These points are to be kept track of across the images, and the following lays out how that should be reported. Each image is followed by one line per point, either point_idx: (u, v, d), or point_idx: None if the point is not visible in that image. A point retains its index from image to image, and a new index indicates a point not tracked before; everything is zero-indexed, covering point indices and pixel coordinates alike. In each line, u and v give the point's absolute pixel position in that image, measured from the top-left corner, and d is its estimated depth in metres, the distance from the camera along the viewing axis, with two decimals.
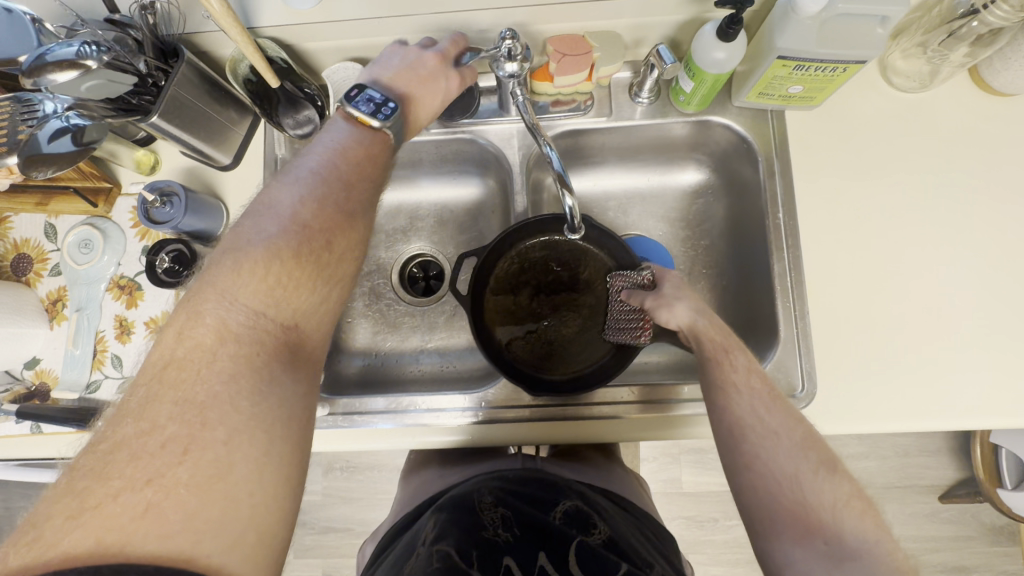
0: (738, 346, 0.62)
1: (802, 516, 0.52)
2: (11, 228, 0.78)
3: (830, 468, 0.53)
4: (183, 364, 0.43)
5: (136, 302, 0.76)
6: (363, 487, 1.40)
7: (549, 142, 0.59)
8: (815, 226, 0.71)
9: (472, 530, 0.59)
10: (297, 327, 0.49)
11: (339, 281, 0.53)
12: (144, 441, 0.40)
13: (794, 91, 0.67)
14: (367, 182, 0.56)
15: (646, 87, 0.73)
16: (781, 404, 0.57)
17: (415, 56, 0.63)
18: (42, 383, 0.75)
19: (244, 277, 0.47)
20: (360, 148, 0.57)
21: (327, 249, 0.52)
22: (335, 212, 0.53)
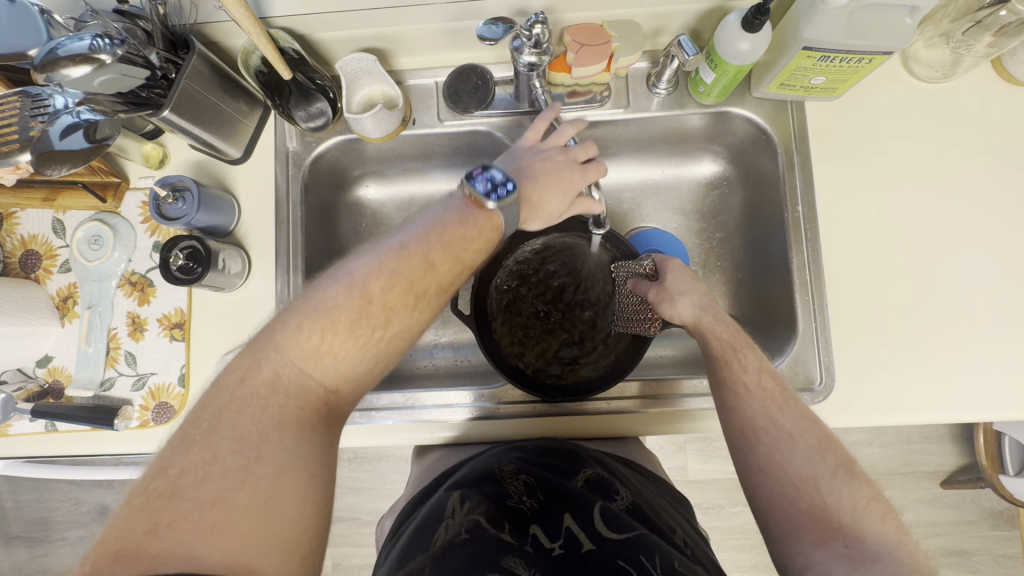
0: (746, 343, 0.61)
1: (823, 518, 0.52)
2: (19, 223, 0.76)
3: (849, 470, 0.54)
4: (241, 406, 0.46)
5: (148, 299, 0.75)
6: (371, 477, 1.41)
7: None
8: (834, 220, 0.71)
9: (496, 498, 0.59)
10: (343, 389, 0.50)
11: (394, 350, 0.53)
12: (206, 467, 0.42)
13: (816, 82, 0.66)
14: (446, 262, 0.54)
15: (664, 78, 0.72)
16: (796, 403, 0.58)
17: (563, 158, 0.64)
18: (55, 381, 0.74)
19: (304, 337, 0.48)
20: (458, 226, 0.55)
21: (385, 324, 0.51)
22: (404, 290, 0.52)
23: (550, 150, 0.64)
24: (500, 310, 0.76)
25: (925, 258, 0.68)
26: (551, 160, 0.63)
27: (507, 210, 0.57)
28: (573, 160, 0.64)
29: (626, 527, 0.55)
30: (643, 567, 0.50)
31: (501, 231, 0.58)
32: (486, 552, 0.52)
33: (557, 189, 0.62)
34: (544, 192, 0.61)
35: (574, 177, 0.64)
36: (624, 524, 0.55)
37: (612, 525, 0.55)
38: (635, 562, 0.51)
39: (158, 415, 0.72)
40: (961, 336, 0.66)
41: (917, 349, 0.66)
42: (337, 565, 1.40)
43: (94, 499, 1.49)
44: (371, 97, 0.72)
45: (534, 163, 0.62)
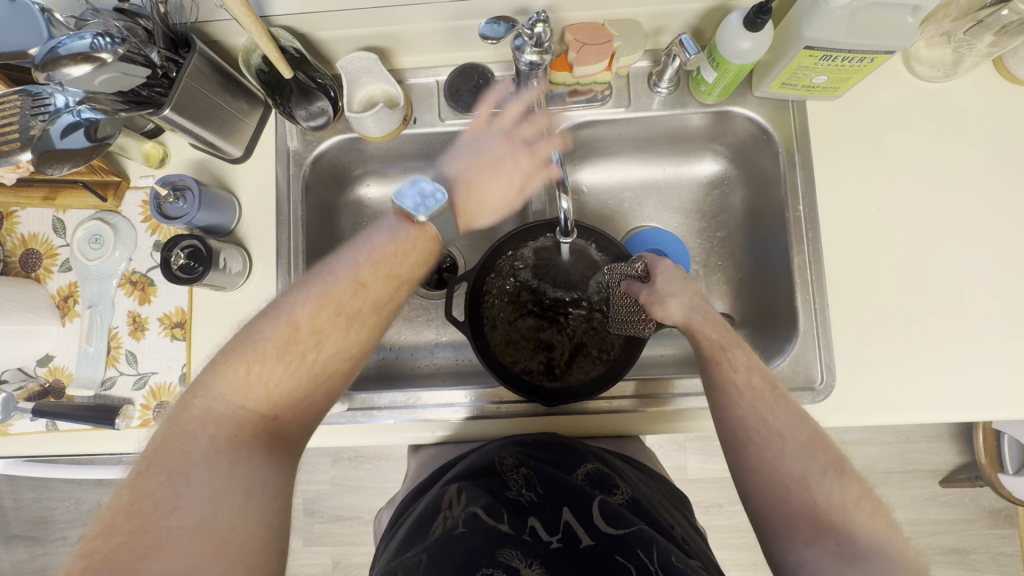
0: (736, 343, 0.61)
1: (813, 517, 0.52)
2: (19, 222, 0.76)
3: (839, 470, 0.54)
4: (176, 441, 0.46)
5: (149, 298, 0.75)
6: (371, 476, 1.41)
7: None
8: (835, 219, 0.71)
9: (496, 489, 0.60)
10: (278, 415, 0.50)
11: (331, 374, 0.53)
12: (139, 502, 0.42)
13: (818, 81, 0.66)
14: (376, 281, 0.55)
15: (666, 77, 0.72)
16: (788, 402, 0.58)
17: (504, 153, 0.69)
18: (56, 381, 0.74)
19: (232, 371, 0.49)
20: (383, 244, 0.57)
21: (317, 347, 0.52)
22: (334, 311, 0.53)
23: (490, 138, 0.70)
24: (492, 314, 0.76)
25: (927, 258, 0.68)
26: (491, 151, 0.69)
27: (438, 220, 0.62)
28: (516, 142, 0.70)
29: (625, 521, 0.55)
30: (641, 562, 0.50)
31: (434, 242, 0.61)
32: (482, 543, 0.52)
33: (495, 192, 0.69)
34: (482, 188, 0.68)
35: (516, 163, 0.69)
36: (624, 520, 0.55)
37: (608, 521, 0.55)
38: (634, 558, 0.50)
39: (159, 414, 0.72)
40: (961, 335, 0.66)
41: (917, 349, 0.67)
42: (337, 563, 1.41)
43: (94, 498, 1.49)
44: (373, 96, 0.72)
45: (472, 158, 0.69)
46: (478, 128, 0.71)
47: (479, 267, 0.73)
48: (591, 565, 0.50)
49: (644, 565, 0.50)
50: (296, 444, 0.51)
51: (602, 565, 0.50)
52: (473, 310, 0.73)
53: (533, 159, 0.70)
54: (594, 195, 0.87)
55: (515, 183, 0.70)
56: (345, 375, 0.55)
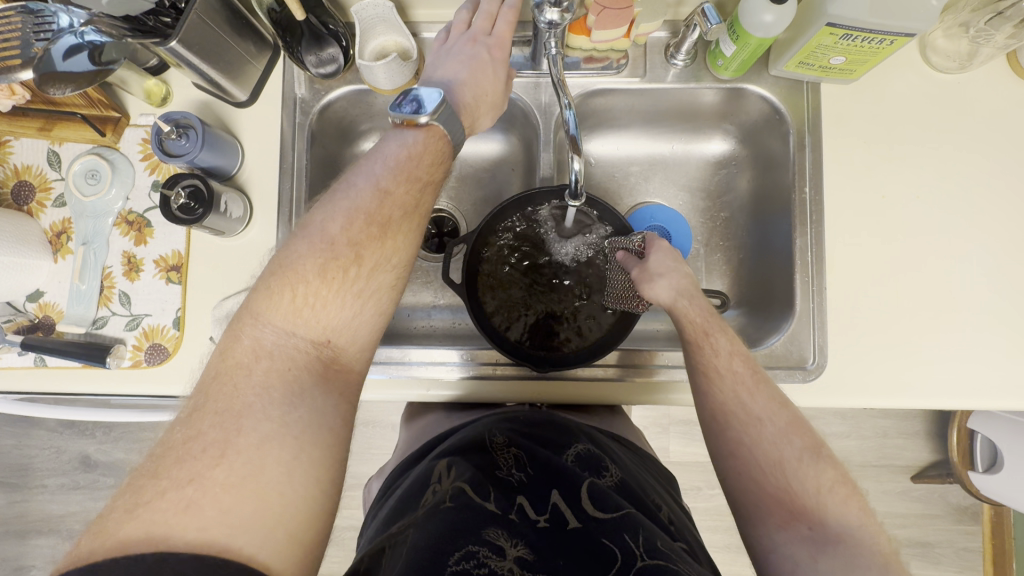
0: (720, 327, 0.61)
1: (786, 501, 0.54)
2: (11, 152, 0.74)
3: (816, 454, 0.55)
4: (225, 378, 0.46)
5: (145, 239, 0.73)
6: (356, 442, 1.42)
7: (570, 104, 0.59)
8: (840, 203, 0.71)
9: (485, 467, 0.59)
10: (330, 339, 0.50)
11: (377, 290, 0.52)
12: (190, 445, 0.43)
13: (835, 62, 0.66)
14: (401, 185, 0.54)
15: (683, 49, 0.71)
16: (767, 386, 0.59)
17: (473, 48, 0.64)
18: (46, 318, 0.73)
19: (278, 298, 0.49)
20: (404, 148, 0.56)
21: (358, 262, 0.51)
22: (367, 222, 0.52)
23: (456, 41, 0.65)
24: (489, 282, 0.74)
25: (926, 248, 0.69)
26: (462, 52, 0.63)
27: (445, 116, 0.57)
28: (482, 37, 0.65)
29: (614, 505, 0.54)
30: (627, 545, 0.50)
31: (447, 139, 0.58)
32: (468, 520, 0.51)
33: (489, 85, 0.63)
34: (473, 90, 0.62)
35: (493, 57, 0.64)
36: (613, 503, 0.54)
37: (597, 505, 0.54)
38: (619, 541, 0.50)
39: (151, 356, 0.71)
40: (952, 326, 0.68)
41: (909, 337, 0.68)
42: None
43: (76, 448, 1.48)
44: (386, 47, 0.70)
45: (451, 64, 0.63)
46: (442, 41, 0.66)
47: (479, 229, 0.70)
48: (579, 550, 0.50)
49: (629, 549, 0.49)
50: (349, 369, 0.51)
51: (587, 548, 0.50)
52: (468, 271, 0.71)
53: (507, 49, 0.66)
54: (601, 167, 0.86)
55: (501, 77, 0.65)
56: (391, 291, 0.53)
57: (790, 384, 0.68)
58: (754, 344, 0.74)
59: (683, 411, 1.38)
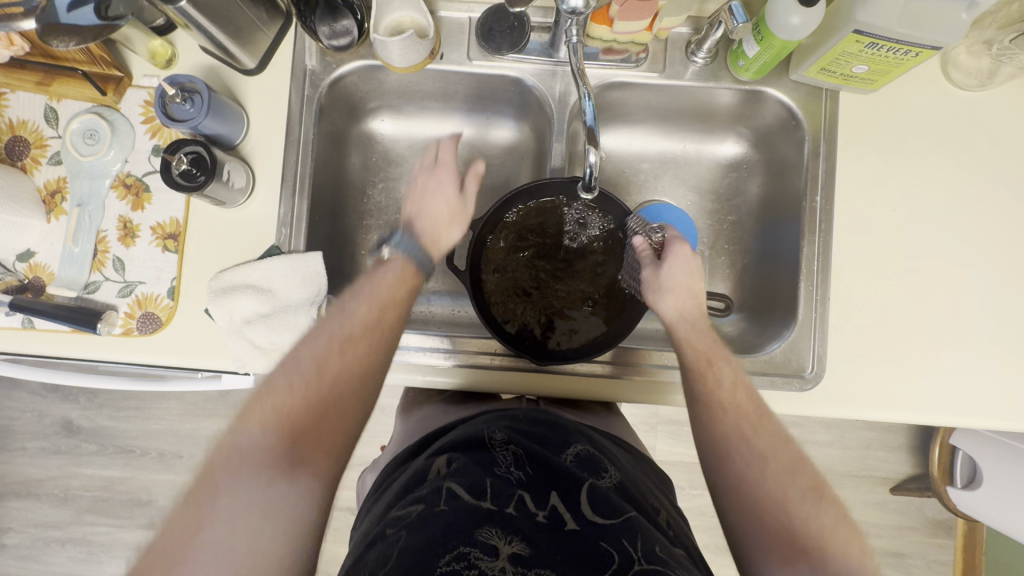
0: (723, 357, 0.62)
1: (788, 539, 0.52)
2: (6, 106, 0.72)
3: (818, 495, 0.55)
4: (199, 478, 0.48)
5: (142, 205, 0.71)
6: None
7: (588, 93, 0.58)
8: (849, 215, 0.71)
9: (484, 463, 0.57)
10: (299, 438, 0.51)
11: (344, 392, 0.55)
12: (160, 544, 0.44)
13: (858, 71, 0.65)
14: (363, 306, 0.59)
15: (705, 46, 0.70)
16: (771, 423, 0.59)
17: (428, 175, 0.71)
18: (36, 279, 0.71)
19: (253, 405, 0.52)
20: (372, 283, 0.62)
21: (323, 371, 0.54)
22: (334, 341, 0.56)
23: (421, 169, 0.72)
24: (494, 270, 0.73)
25: (930, 265, 0.69)
26: (422, 182, 0.71)
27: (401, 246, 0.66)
28: (438, 162, 0.71)
29: (615, 510, 0.54)
30: (625, 550, 0.49)
31: (411, 267, 0.65)
32: (464, 522, 0.50)
33: (445, 209, 0.70)
34: (427, 217, 0.69)
35: (448, 183, 0.71)
36: (613, 507, 0.54)
37: (597, 507, 0.54)
38: (618, 545, 0.50)
39: (143, 325, 0.70)
40: (950, 344, 0.68)
41: (906, 352, 0.68)
42: None
43: (58, 413, 1.47)
44: (401, 23, 0.68)
45: (415, 186, 0.71)
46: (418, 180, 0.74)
47: (487, 216, 0.69)
48: (577, 550, 0.49)
49: (627, 554, 0.49)
50: (318, 466, 0.51)
51: (585, 548, 0.50)
52: (472, 261, 0.71)
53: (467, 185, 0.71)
54: (612, 161, 0.85)
55: (456, 202, 0.71)
56: (359, 394, 0.56)
57: (786, 393, 0.68)
58: (751, 352, 0.74)
59: (672, 411, 1.39)
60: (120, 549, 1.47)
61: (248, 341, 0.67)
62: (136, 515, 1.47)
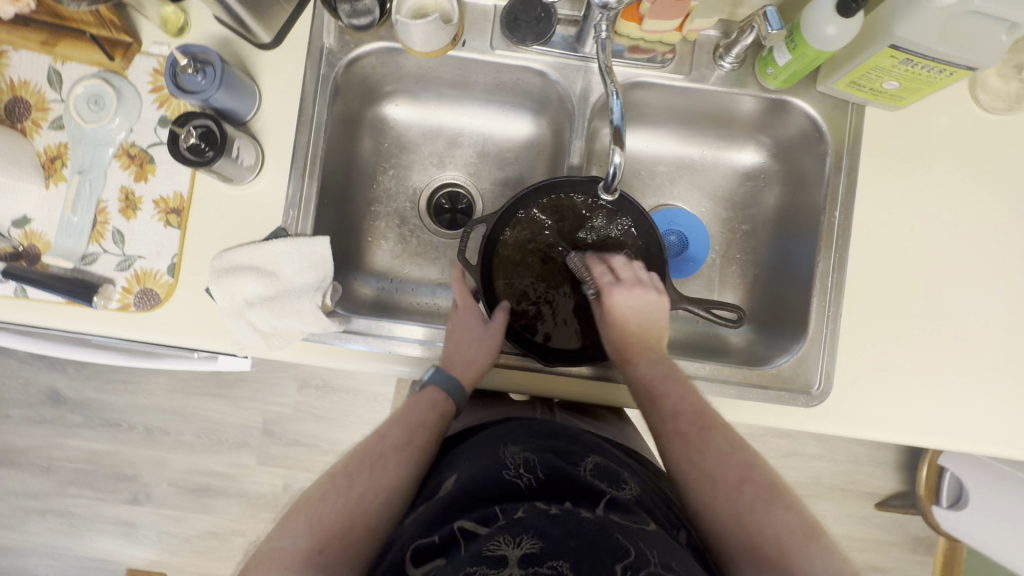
0: (664, 385, 0.63)
1: (761, 554, 0.51)
2: (8, 64, 0.69)
3: (767, 500, 0.54)
4: None
5: (146, 176, 0.69)
6: (336, 407, 1.41)
7: (616, 90, 0.57)
8: (867, 233, 0.70)
9: (494, 477, 0.56)
10: (323, 550, 0.51)
11: (370, 505, 0.54)
12: None
13: (888, 87, 0.64)
14: (395, 427, 0.61)
15: (734, 52, 0.69)
16: (711, 436, 0.58)
17: (455, 321, 0.69)
18: (31, 247, 0.68)
19: (289, 517, 0.53)
20: (406, 405, 0.64)
21: (352, 483, 0.55)
22: (366, 456, 0.58)
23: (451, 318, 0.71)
24: (506, 265, 0.71)
25: (943, 289, 0.69)
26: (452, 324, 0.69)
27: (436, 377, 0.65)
28: (466, 313, 0.70)
29: (633, 518, 0.52)
30: (643, 550, 0.48)
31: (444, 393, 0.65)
32: (478, 545, 0.48)
33: (474, 336, 0.67)
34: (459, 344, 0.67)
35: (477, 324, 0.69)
36: (634, 516, 0.53)
37: (614, 514, 0.52)
38: (634, 545, 0.48)
39: (140, 301, 0.68)
40: (956, 368, 0.68)
41: (913, 374, 0.68)
42: (289, 486, 1.42)
43: (44, 382, 1.44)
44: (425, 8, 0.66)
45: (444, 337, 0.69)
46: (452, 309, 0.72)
47: (504, 209, 0.67)
48: (592, 540, 0.48)
49: (644, 554, 0.47)
50: None
51: (601, 539, 0.49)
52: (486, 253, 0.69)
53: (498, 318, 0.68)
54: (628, 162, 0.83)
55: (488, 329, 0.68)
56: (384, 510, 0.55)
57: (792, 408, 0.68)
58: (761, 362, 0.74)
59: None
60: (101, 523, 1.46)
61: (249, 324, 0.66)
62: (120, 490, 1.45)
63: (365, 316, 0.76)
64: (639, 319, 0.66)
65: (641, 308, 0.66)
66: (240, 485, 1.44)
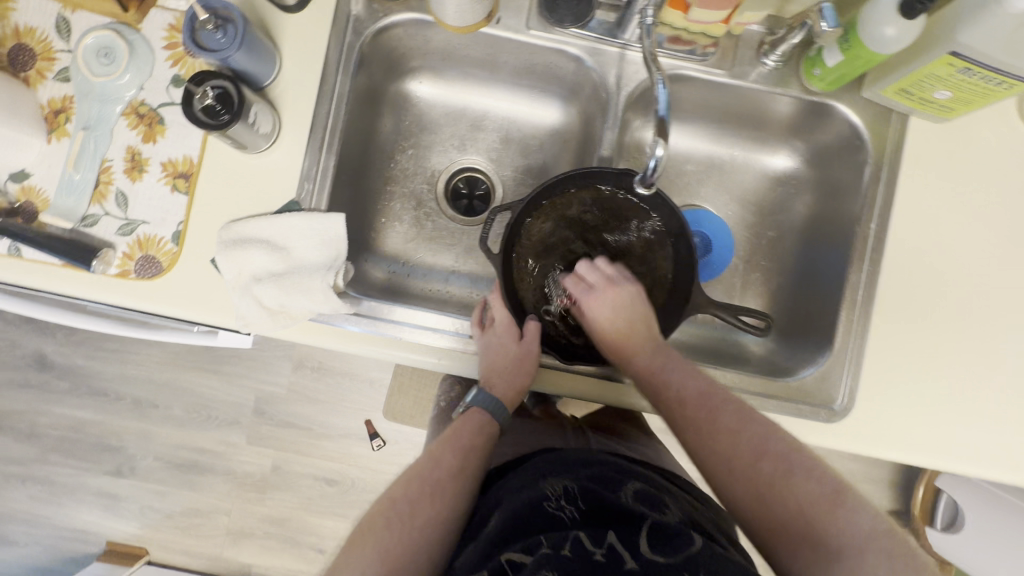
0: (664, 368, 0.60)
1: (790, 531, 0.50)
2: (16, 10, 0.65)
3: (785, 471, 0.52)
4: None
5: (154, 137, 0.66)
6: (330, 391, 1.38)
7: (662, 78, 0.54)
8: (901, 248, 0.68)
9: (534, 509, 0.55)
10: None
11: (432, 534, 0.53)
12: None
13: (939, 97, 0.61)
14: (447, 452, 0.60)
15: (779, 50, 0.66)
16: (722, 413, 0.56)
17: (489, 340, 0.66)
18: (28, 203, 0.65)
19: (351, 546, 0.52)
20: (456, 428, 0.63)
21: (413, 511, 0.54)
22: (423, 482, 0.56)
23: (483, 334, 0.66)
24: (529, 257, 0.69)
25: (975, 311, 0.67)
26: (487, 344, 0.66)
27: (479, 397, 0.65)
28: (500, 333, 0.66)
29: (678, 550, 0.50)
30: None
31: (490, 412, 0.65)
32: None
33: (513, 358, 0.65)
34: (499, 368, 0.65)
35: (514, 344, 0.66)
36: (676, 543, 0.50)
37: (657, 548, 0.50)
38: None
39: (141, 269, 0.64)
40: (982, 393, 0.66)
41: (937, 396, 0.66)
42: (277, 468, 1.39)
43: (31, 346, 1.40)
44: None
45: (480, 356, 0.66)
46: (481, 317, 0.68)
47: (531, 197, 0.63)
48: None
49: None
50: None
51: None
52: (508, 244, 0.65)
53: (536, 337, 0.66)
54: None
55: (526, 348, 0.65)
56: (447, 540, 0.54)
57: (813, 423, 0.66)
58: (784, 374, 0.71)
59: None
60: (83, 493, 1.42)
61: (255, 300, 0.63)
62: (104, 461, 1.41)
63: (374, 297, 0.72)
64: (625, 311, 0.64)
65: (624, 303, 0.64)
66: (227, 464, 1.40)
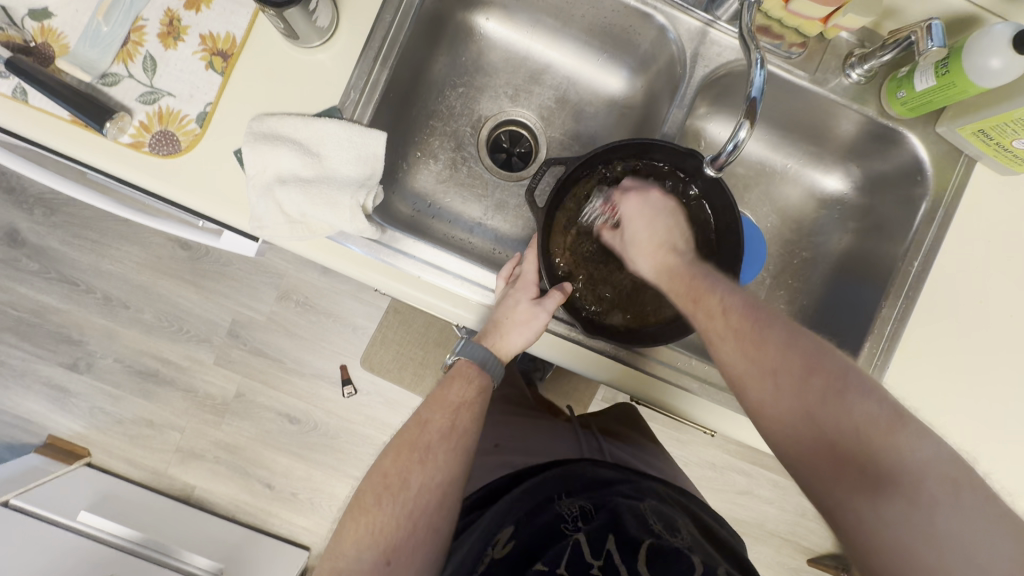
0: (707, 285, 0.58)
1: (834, 451, 0.46)
2: None
3: (837, 389, 0.48)
4: None
5: (199, 6, 0.61)
6: (310, 328, 1.34)
7: (760, 57, 0.52)
8: (939, 293, 0.66)
9: (547, 522, 0.55)
10: (390, 558, 0.51)
11: (424, 503, 0.53)
12: None
13: (1017, 146, 0.60)
14: (436, 415, 0.58)
15: (869, 63, 0.64)
16: (769, 329, 0.53)
17: (505, 293, 0.63)
18: (43, 45, 0.59)
19: (349, 525, 0.53)
20: (445, 385, 0.61)
21: (405, 484, 0.54)
22: (411, 450, 0.56)
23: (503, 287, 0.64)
24: (567, 219, 0.66)
25: (995, 370, 0.66)
26: (504, 296, 0.63)
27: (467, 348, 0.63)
28: (519, 289, 0.63)
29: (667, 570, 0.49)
30: None
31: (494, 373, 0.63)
32: None
33: (520, 314, 0.61)
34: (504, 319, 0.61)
35: (527, 302, 0.62)
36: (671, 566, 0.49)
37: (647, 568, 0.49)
38: None
39: (156, 143, 0.59)
40: (984, 449, 0.66)
41: None
42: (240, 394, 1.35)
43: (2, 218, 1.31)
44: None
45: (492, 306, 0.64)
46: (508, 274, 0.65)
47: (590, 156, 0.60)
48: None
49: None
50: None
51: None
52: (553, 200, 0.62)
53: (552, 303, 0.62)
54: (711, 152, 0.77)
55: (538, 311, 0.61)
56: (440, 507, 0.54)
57: None
58: None
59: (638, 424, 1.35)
60: (32, 380, 1.35)
61: (274, 202, 0.58)
62: (61, 352, 1.35)
63: (396, 228, 0.68)
64: (663, 219, 0.64)
65: (661, 209, 0.65)
66: (189, 380, 1.35)
